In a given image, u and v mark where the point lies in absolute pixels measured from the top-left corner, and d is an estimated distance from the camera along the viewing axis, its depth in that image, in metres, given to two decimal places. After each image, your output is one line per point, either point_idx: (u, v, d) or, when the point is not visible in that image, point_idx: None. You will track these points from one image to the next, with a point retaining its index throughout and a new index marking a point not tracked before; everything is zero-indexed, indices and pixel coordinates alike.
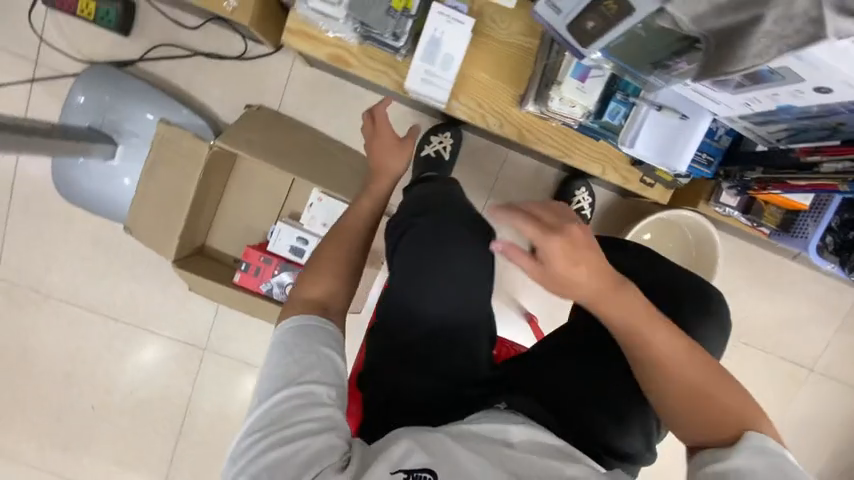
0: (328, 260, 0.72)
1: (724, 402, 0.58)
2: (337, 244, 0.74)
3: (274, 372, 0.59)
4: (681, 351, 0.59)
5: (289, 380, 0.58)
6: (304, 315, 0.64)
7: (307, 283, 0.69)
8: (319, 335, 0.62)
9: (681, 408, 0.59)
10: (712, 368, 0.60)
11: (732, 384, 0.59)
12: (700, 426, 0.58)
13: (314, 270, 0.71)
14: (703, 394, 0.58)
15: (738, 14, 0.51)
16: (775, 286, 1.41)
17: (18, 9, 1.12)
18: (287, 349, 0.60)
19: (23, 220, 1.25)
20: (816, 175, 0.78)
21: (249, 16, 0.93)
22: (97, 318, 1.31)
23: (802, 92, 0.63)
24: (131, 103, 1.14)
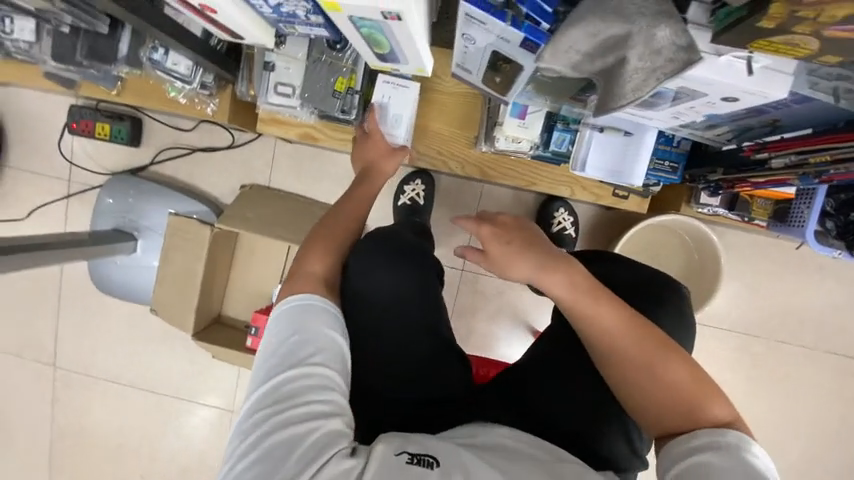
0: (326, 241, 0.73)
1: (679, 386, 0.59)
2: (337, 230, 0.75)
3: (276, 356, 0.59)
4: (631, 334, 0.62)
5: (293, 361, 0.58)
6: (307, 293, 0.65)
7: (305, 261, 0.69)
8: (324, 318, 0.62)
9: (640, 394, 0.62)
10: (666, 350, 0.61)
11: (688, 365, 0.61)
12: (661, 413, 0.60)
13: (314, 245, 0.72)
14: (660, 379, 0.60)
15: (605, 58, 0.53)
16: (788, 275, 1.36)
17: (53, 142, 1.36)
18: (289, 332, 0.60)
19: (71, 313, 1.45)
20: (772, 172, 0.74)
21: (227, 115, 1.08)
22: (138, 393, 1.46)
23: (713, 104, 0.62)
24: (146, 202, 1.32)
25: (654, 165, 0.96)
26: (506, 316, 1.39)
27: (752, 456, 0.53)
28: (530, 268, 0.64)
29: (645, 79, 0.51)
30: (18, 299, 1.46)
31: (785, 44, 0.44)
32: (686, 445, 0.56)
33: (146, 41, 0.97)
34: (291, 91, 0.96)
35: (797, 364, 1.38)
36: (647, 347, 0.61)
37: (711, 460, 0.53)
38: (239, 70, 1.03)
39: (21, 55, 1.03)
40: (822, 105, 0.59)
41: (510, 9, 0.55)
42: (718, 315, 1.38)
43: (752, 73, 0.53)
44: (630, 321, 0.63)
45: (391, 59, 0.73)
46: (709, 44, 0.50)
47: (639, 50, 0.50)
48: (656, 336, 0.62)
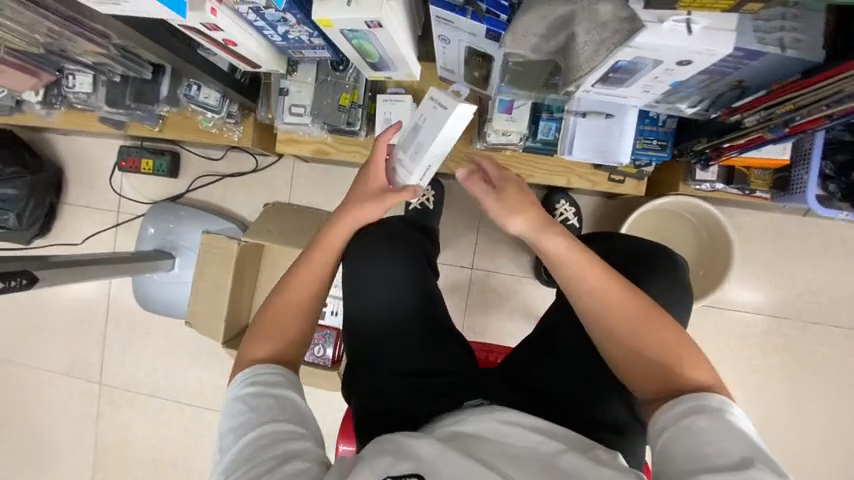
0: (273, 317, 0.71)
1: (662, 345, 0.63)
2: (287, 303, 0.72)
3: (232, 430, 0.60)
4: (620, 294, 0.65)
5: (250, 425, 0.59)
6: (258, 365, 0.67)
7: (252, 341, 0.70)
8: (269, 379, 0.64)
9: (625, 350, 0.65)
10: (651, 312, 0.64)
11: (671, 328, 0.64)
12: (642, 370, 0.63)
13: (258, 330, 0.70)
14: (645, 338, 0.63)
15: (559, 35, 0.64)
16: (813, 252, 1.31)
17: (106, 179, 1.57)
18: (244, 404, 0.62)
19: (117, 332, 1.59)
20: (744, 132, 0.78)
21: (251, 139, 1.23)
22: (173, 405, 1.55)
23: (671, 71, 0.68)
24: (182, 225, 1.48)
25: (643, 145, 1.00)
26: (519, 312, 1.41)
27: (729, 411, 0.55)
28: (529, 218, 0.69)
29: (598, 50, 0.62)
30: (70, 322, 1.62)
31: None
32: (670, 414, 0.57)
33: (182, 81, 1.15)
34: (303, 111, 1.08)
35: (836, 345, 1.31)
36: (633, 306, 0.65)
37: (694, 428, 0.54)
38: (259, 99, 1.18)
39: (81, 105, 1.24)
40: (777, 59, 0.64)
41: (471, 7, 0.66)
42: (741, 298, 1.33)
43: (694, 32, 0.59)
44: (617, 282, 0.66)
45: (382, 68, 0.84)
46: (644, 11, 0.56)
47: (585, 26, 0.61)
48: (643, 300, 0.65)
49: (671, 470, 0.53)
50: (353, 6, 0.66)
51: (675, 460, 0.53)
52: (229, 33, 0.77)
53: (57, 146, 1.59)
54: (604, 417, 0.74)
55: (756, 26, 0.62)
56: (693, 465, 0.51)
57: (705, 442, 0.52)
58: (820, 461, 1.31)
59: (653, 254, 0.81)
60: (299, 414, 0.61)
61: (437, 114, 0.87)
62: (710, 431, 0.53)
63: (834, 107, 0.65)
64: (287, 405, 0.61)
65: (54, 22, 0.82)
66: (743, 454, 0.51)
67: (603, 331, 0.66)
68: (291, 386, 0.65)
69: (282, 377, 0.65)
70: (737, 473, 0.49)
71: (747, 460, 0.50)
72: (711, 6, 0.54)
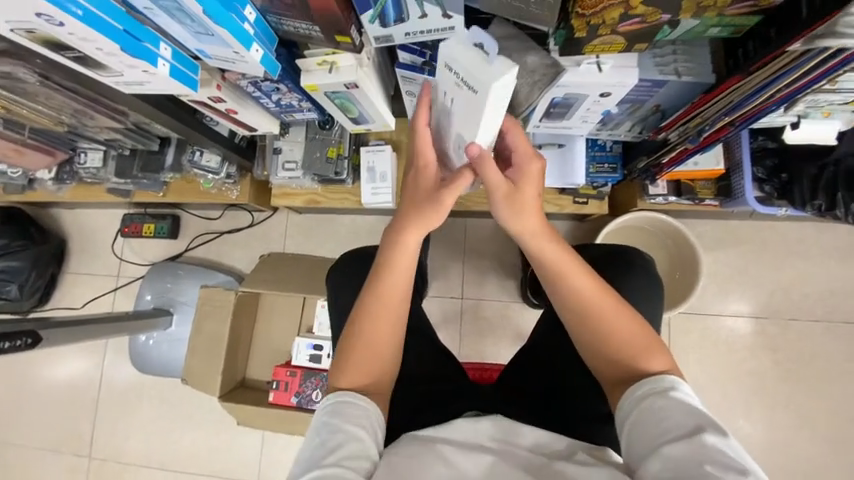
0: (363, 344, 0.69)
1: (628, 340, 0.63)
2: (377, 328, 0.69)
3: (309, 453, 0.61)
4: (594, 285, 0.65)
5: (318, 462, 0.59)
6: (347, 390, 0.67)
7: (345, 368, 0.68)
8: (351, 418, 0.63)
9: (591, 340, 0.65)
10: (622, 307, 0.65)
11: (638, 324, 0.64)
12: (604, 361, 0.64)
13: (350, 356, 0.69)
14: (613, 330, 0.64)
15: None
16: (779, 252, 1.39)
17: (108, 246, 1.66)
18: (319, 436, 0.62)
19: (110, 399, 1.56)
20: (671, 147, 0.92)
21: (248, 196, 1.35)
22: (167, 474, 1.49)
23: (599, 102, 0.82)
24: (180, 283, 1.54)
25: (597, 169, 1.13)
26: (512, 337, 1.44)
27: (680, 386, 0.58)
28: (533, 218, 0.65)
29: (532, 89, 0.77)
30: (62, 393, 1.59)
31: (602, 44, 0.71)
32: (631, 400, 0.59)
33: (186, 150, 1.29)
34: (295, 166, 1.22)
35: (821, 339, 1.35)
36: (606, 299, 0.64)
37: (650, 407, 0.57)
38: (255, 159, 1.31)
39: (89, 179, 1.38)
40: (677, 84, 0.80)
41: (428, 66, 0.81)
42: (720, 302, 1.40)
43: (603, 70, 0.75)
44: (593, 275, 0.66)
45: (362, 121, 0.99)
46: (561, 57, 0.74)
47: (518, 72, 0.76)
48: (615, 296, 0.65)
49: (636, 453, 0.55)
50: (334, 73, 0.80)
51: (637, 443, 0.55)
52: (231, 102, 0.92)
53: (63, 219, 1.69)
54: (597, 416, 0.75)
55: (656, 62, 0.78)
56: (653, 442, 0.54)
57: (661, 419, 0.55)
58: (831, 462, 1.29)
59: (627, 256, 0.85)
60: (367, 464, 0.59)
61: (462, 96, 0.58)
62: (664, 407, 0.56)
63: (732, 115, 0.77)
64: (359, 450, 0.60)
65: (80, 102, 0.96)
66: (693, 422, 0.53)
67: (575, 319, 0.65)
68: (369, 429, 0.63)
69: (365, 416, 0.64)
70: (691, 440, 0.52)
71: (698, 427, 0.53)
72: (608, 50, 0.73)
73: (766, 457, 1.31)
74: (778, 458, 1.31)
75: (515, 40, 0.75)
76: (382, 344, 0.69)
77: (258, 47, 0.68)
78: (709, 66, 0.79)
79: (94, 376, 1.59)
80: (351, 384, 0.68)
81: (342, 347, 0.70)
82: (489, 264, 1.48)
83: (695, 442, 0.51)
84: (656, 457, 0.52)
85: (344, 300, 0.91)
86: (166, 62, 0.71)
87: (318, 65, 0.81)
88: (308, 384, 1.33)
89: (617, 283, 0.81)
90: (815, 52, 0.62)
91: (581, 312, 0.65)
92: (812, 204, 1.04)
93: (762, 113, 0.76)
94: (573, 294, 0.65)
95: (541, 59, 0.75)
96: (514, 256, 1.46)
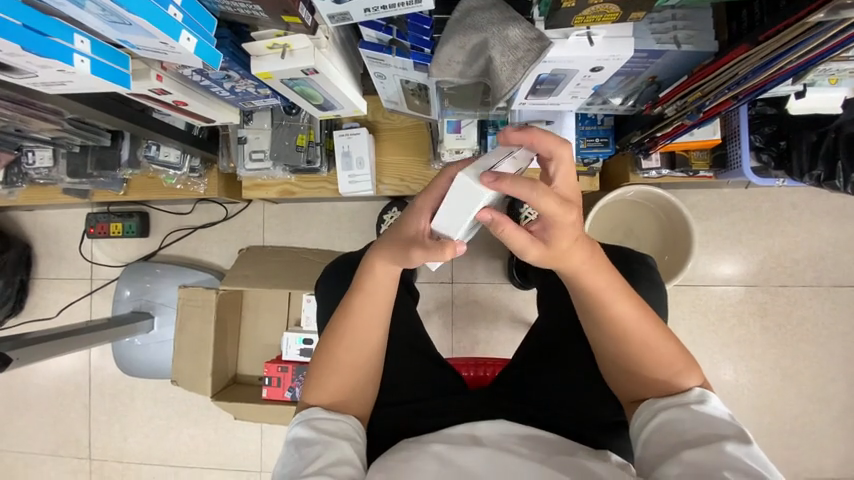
0: (341, 363, 0.67)
1: (662, 360, 0.59)
2: (356, 356, 0.67)
3: (285, 467, 0.58)
4: (634, 311, 0.59)
5: (297, 474, 0.56)
6: (322, 410, 0.64)
7: (321, 382, 0.66)
8: (330, 428, 0.62)
9: (622, 359, 0.61)
10: (659, 329, 0.60)
11: (673, 344, 0.60)
12: (622, 373, 0.62)
13: (327, 374, 0.66)
14: (649, 351, 0.59)
15: (478, 60, 0.70)
16: (772, 218, 1.37)
17: (76, 248, 1.57)
18: (297, 449, 0.60)
19: (101, 402, 1.55)
20: (668, 121, 0.84)
21: (217, 190, 1.26)
22: (170, 470, 1.50)
23: (589, 77, 0.75)
24: (158, 283, 1.48)
25: (587, 144, 1.06)
26: (504, 319, 1.42)
27: (707, 400, 0.56)
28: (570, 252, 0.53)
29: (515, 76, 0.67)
30: (50, 399, 1.57)
31: (593, 14, 0.63)
32: (650, 412, 0.57)
33: (142, 143, 1.18)
34: (263, 156, 1.11)
35: (809, 303, 1.36)
36: (644, 323, 0.59)
37: (670, 420, 0.55)
38: (220, 151, 1.21)
39: (42, 179, 1.25)
40: (676, 54, 0.73)
41: (395, 45, 0.72)
42: (712, 272, 1.38)
43: (594, 42, 0.68)
44: (634, 300, 0.60)
45: (330, 107, 0.90)
46: (547, 30, 0.67)
47: (499, 49, 0.67)
48: (654, 318, 0.60)
49: (652, 461, 0.53)
50: (287, 58, 0.70)
51: (656, 449, 0.54)
52: (176, 93, 0.81)
53: (24, 222, 1.58)
54: (597, 418, 0.71)
55: (652, 29, 0.72)
56: (673, 450, 0.52)
57: (681, 429, 0.53)
58: (812, 418, 1.35)
59: (625, 255, 0.81)
60: (350, 469, 0.57)
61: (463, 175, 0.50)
62: (686, 420, 0.54)
63: (736, 89, 0.70)
64: (340, 457, 0.58)
65: (6, 106, 0.84)
66: (715, 432, 0.51)
67: (609, 340, 0.61)
68: (349, 438, 0.62)
69: (345, 428, 0.63)
70: (710, 448, 0.49)
71: (718, 437, 0.50)
72: (601, 20, 0.65)
73: (752, 417, 1.36)
74: (763, 418, 1.36)
75: (492, 12, 0.66)
76: (361, 375, 0.68)
77: (188, 35, 0.58)
78: (711, 32, 0.72)
79: (82, 381, 1.56)
80: (322, 401, 0.66)
81: (318, 363, 0.68)
82: (477, 247, 1.43)
83: (714, 449, 0.49)
84: (674, 462, 0.50)
85: (329, 306, 0.86)
86: (84, 57, 0.60)
87: (268, 48, 0.71)
88: (300, 379, 1.31)
89: None
90: (831, 24, 0.55)
91: (617, 336, 0.60)
92: (810, 174, 1.00)
93: (768, 85, 0.71)
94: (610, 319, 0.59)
95: (524, 28, 0.65)
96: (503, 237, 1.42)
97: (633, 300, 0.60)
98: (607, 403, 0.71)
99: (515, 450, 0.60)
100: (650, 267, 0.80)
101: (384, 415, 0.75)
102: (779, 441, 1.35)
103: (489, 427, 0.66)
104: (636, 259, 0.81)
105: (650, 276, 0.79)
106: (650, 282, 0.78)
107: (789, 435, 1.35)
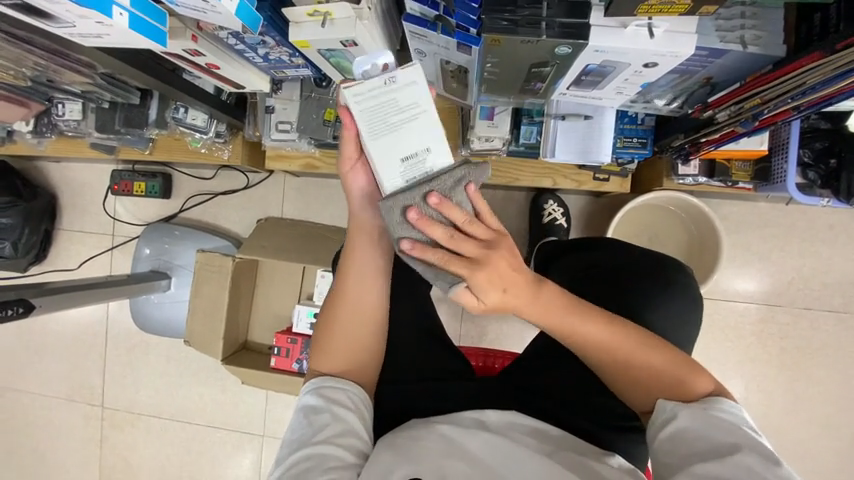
0: (346, 329, 0.67)
1: (664, 363, 0.59)
2: (354, 325, 0.67)
3: (293, 434, 0.59)
4: (600, 329, 0.59)
5: (301, 443, 0.58)
6: (326, 378, 0.64)
7: (327, 350, 0.66)
8: (338, 396, 0.62)
9: (618, 372, 0.60)
10: (644, 335, 0.60)
11: (667, 351, 0.60)
12: (636, 385, 0.60)
13: (325, 339, 0.67)
14: (636, 356, 0.59)
15: None
16: (806, 237, 1.31)
17: (100, 204, 1.59)
18: (305, 416, 0.60)
19: (116, 355, 1.60)
20: (718, 127, 0.80)
21: (240, 157, 1.25)
22: (177, 425, 1.56)
23: (640, 73, 0.72)
24: (177, 245, 1.50)
25: (623, 143, 1.00)
26: (515, 314, 1.41)
27: (723, 405, 0.55)
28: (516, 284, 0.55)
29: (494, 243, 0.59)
30: (69, 347, 1.63)
31: (661, 4, 0.59)
32: (660, 415, 0.56)
33: (170, 104, 1.17)
34: (290, 127, 1.09)
35: (832, 329, 1.32)
36: (614, 338, 0.60)
37: (683, 428, 0.54)
38: (246, 118, 1.20)
39: (71, 132, 1.25)
40: (740, 55, 0.68)
41: (441, 22, 0.71)
42: (735, 287, 1.34)
43: (654, 35, 0.64)
44: (605, 321, 0.60)
45: None
46: (605, 17, 0.64)
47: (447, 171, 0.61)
48: (632, 327, 0.60)
49: (662, 466, 0.53)
50: (327, 26, 0.69)
51: (669, 454, 0.53)
52: (209, 56, 0.80)
53: (51, 174, 1.61)
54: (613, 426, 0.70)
55: (718, 26, 0.67)
56: (688, 458, 0.51)
57: (697, 438, 0.52)
58: (820, 446, 1.32)
59: (664, 268, 0.77)
60: (357, 441, 0.59)
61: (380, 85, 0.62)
62: (700, 426, 0.53)
63: (800, 99, 0.66)
64: (346, 429, 0.59)
65: (40, 55, 0.84)
66: (729, 442, 0.51)
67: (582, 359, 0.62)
68: (357, 409, 0.63)
69: (352, 398, 0.63)
70: (724, 460, 0.49)
71: (733, 447, 0.50)
72: (667, 11, 0.61)
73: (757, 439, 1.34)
74: (769, 439, 1.33)
75: (542, 3, 0.65)
76: (367, 339, 0.68)
77: None
78: (781, 35, 0.68)
79: (99, 332, 1.61)
80: (329, 370, 0.66)
81: (320, 330, 0.69)
82: None
83: (728, 462, 0.49)
84: (687, 473, 0.50)
85: None
86: (123, 11, 0.58)
87: (308, 15, 0.69)
88: (308, 353, 1.32)
89: (650, 296, 0.74)
90: None
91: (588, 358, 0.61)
92: None
93: (833, 101, 0.66)
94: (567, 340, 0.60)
95: (569, 19, 0.65)
96: (523, 231, 1.39)
97: (602, 325, 0.60)
98: (621, 405, 0.69)
99: (524, 442, 0.60)
100: (683, 277, 0.77)
101: (394, 395, 0.75)
102: None
103: (501, 417, 0.65)
104: (673, 270, 0.77)
105: (686, 287, 0.76)
106: (684, 292, 0.75)
107: (793, 459, 1.33)
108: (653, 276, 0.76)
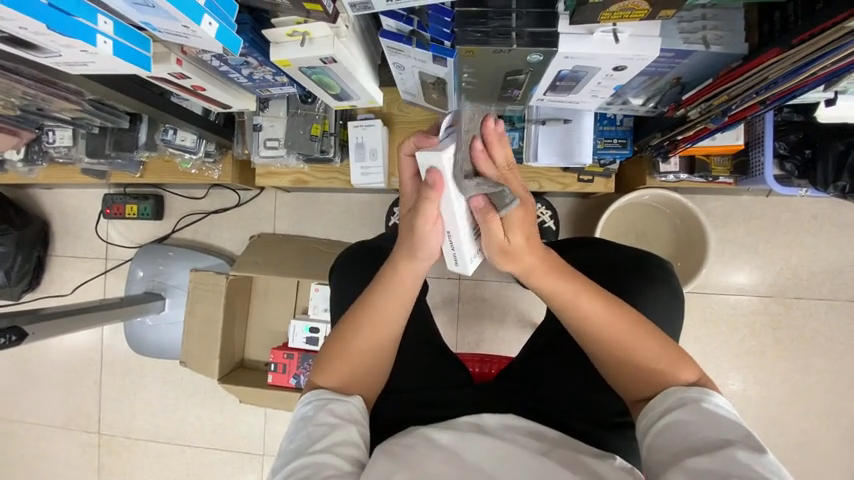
0: (357, 347, 0.67)
1: (655, 352, 0.59)
2: (366, 340, 0.67)
3: (290, 444, 0.59)
4: (603, 306, 0.60)
5: (300, 452, 0.57)
6: (324, 390, 0.65)
7: (329, 363, 0.66)
8: (336, 406, 0.62)
9: (622, 360, 0.60)
10: (643, 322, 0.61)
11: (664, 340, 0.60)
12: (634, 380, 0.60)
13: (337, 355, 0.67)
14: (642, 349, 0.59)
15: None
16: (791, 228, 1.33)
17: (92, 228, 1.60)
18: (303, 426, 0.60)
19: (111, 379, 1.59)
20: (691, 124, 0.83)
21: (231, 176, 1.27)
22: (175, 448, 1.54)
23: (611, 76, 0.75)
24: (170, 266, 1.50)
25: (604, 145, 1.02)
26: (510, 318, 1.42)
27: (711, 399, 0.55)
28: (533, 242, 0.59)
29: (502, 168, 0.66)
30: (63, 374, 1.61)
31: (622, 10, 0.62)
32: (656, 408, 0.56)
33: (159, 127, 1.19)
34: (278, 144, 1.10)
35: (823, 318, 1.33)
36: (618, 320, 0.60)
37: (675, 421, 0.54)
38: (235, 137, 1.22)
39: (62, 159, 1.26)
40: (705, 55, 0.71)
41: (415, 36, 0.74)
42: (725, 281, 1.35)
43: (619, 40, 0.67)
44: (601, 298, 0.61)
45: (346, 97, 0.90)
46: (570, 25, 0.67)
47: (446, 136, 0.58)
48: (629, 309, 0.61)
49: (655, 462, 0.52)
50: (306, 45, 0.72)
51: (661, 450, 0.52)
52: (195, 79, 0.83)
53: (43, 201, 1.62)
54: (611, 425, 0.69)
55: (681, 28, 0.70)
56: (680, 452, 0.50)
57: (689, 430, 0.52)
58: (821, 436, 1.32)
59: (650, 265, 0.78)
60: (354, 450, 0.58)
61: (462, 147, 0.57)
62: (693, 421, 0.53)
63: (765, 94, 0.68)
64: (345, 438, 0.59)
65: (29, 84, 0.86)
66: (724, 437, 0.50)
67: (587, 341, 0.62)
68: (356, 421, 0.63)
69: (350, 409, 0.63)
70: (716, 455, 0.48)
71: (726, 442, 0.49)
72: (628, 17, 0.64)
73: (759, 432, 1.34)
74: (770, 431, 1.33)
75: (512, 14, 0.68)
76: (378, 360, 0.69)
77: (210, 19, 0.59)
78: (742, 34, 0.70)
79: (94, 357, 1.60)
80: (327, 382, 0.66)
81: (330, 345, 0.68)
82: None
83: (720, 456, 0.48)
84: (679, 468, 0.49)
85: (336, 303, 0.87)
86: (107, 39, 0.61)
87: (288, 35, 0.72)
88: (305, 367, 1.31)
89: (636, 292, 0.75)
90: None
91: (599, 341, 0.61)
92: (834, 185, 0.98)
93: (800, 91, 0.68)
94: (570, 312, 0.61)
95: (538, 29, 0.68)
96: None
97: (606, 301, 0.61)
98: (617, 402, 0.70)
99: (519, 443, 0.60)
100: (667, 272, 0.78)
101: (391, 406, 0.75)
102: (784, 456, 1.33)
103: (497, 421, 0.66)
104: (657, 265, 0.78)
105: (669, 280, 0.77)
106: (668, 285, 0.76)
107: (795, 450, 1.33)
108: (638, 271, 0.77)
